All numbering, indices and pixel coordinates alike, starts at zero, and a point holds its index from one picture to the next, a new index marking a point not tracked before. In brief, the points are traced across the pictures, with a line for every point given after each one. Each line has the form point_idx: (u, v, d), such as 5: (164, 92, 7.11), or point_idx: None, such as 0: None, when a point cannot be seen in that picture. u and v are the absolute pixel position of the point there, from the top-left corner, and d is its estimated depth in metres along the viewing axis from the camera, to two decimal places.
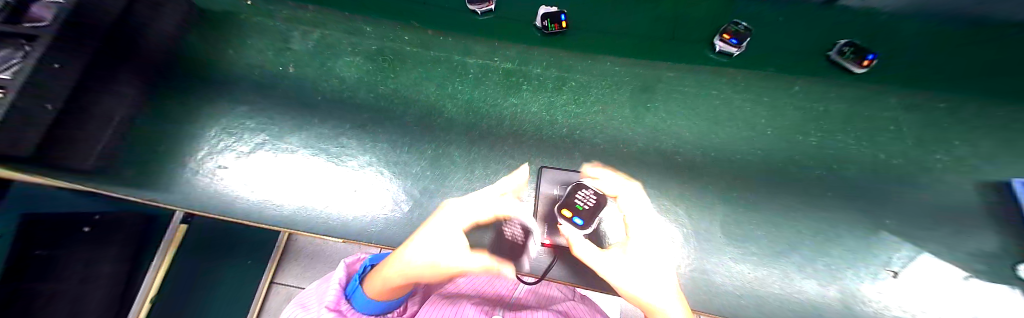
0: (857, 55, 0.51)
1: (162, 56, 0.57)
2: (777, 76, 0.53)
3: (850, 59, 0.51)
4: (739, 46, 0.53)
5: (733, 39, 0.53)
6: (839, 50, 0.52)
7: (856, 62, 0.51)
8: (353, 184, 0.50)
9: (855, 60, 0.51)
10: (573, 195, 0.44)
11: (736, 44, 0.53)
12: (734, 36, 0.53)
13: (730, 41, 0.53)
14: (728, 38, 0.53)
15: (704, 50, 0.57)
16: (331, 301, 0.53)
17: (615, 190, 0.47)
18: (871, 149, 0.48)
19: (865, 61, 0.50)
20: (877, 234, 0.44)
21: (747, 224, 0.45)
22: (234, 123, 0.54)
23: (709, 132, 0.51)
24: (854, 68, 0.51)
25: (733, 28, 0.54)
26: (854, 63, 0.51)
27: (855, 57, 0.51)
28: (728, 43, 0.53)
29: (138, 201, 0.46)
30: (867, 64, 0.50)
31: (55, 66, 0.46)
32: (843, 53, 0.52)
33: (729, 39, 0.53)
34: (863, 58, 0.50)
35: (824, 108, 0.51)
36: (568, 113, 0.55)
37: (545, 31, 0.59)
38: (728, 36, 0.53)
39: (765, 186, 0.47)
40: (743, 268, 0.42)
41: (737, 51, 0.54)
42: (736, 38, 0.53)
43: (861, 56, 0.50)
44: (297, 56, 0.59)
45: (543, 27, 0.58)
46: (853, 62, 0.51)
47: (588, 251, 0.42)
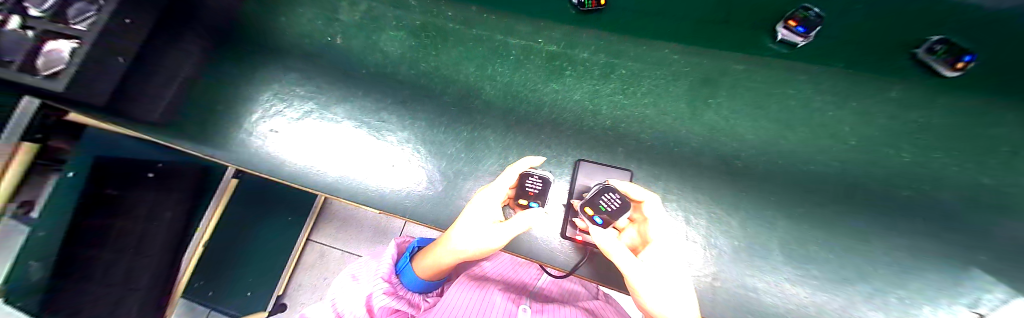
0: (951, 56, 0.41)
1: (218, 15, 0.57)
2: (874, 79, 0.45)
3: (941, 61, 0.41)
4: (806, 36, 0.43)
5: (798, 27, 0.43)
6: (928, 48, 0.42)
7: (948, 65, 0.41)
8: (391, 159, 0.50)
9: (947, 63, 0.41)
10: (597, 196, 0.42)
11: (802, 34, 0.43)
12: (801, 23, 0.43)
13: (794, 29, 0.43)
14: (794, 25, 0.43)
15: (761, 37, 0.48)
16: (386, 273, 0.59)
17: (640, 195, 0.42)
18: (976, 173, 0.41)
19: (961, 64, 0.40)
20: (967, 271, 0.38)
21: (811, 244, 0.41)
22: (285, 89, 0.55)
23: (776, 137, 0.46)
24: (944, 71, 0.42)
25: (801, 13, 0.43)
26: (945, 65, 0.41)
27: (948, 58, 0.41)
28: (793, 32, 0.43)
29: (200, 155, 0.50)
30: (963, 66, 0.40)
31: (127, 21, 0.44)
32: (933, 52, 0.41)
33: (794, 28, 0.43)
34: (959, 60, 0.40)
35: (925, 120, 0.43)
36: (613, 104, 0.52)
37: (579, 8, 0.52)
38: (794, 22, 0.43)
39: (834, 204, 0.43)
40: (799, 291, 0.39)
41: (803, 41, 0.44)
42: (805, 25, 0.43)
43: (956, 58, 0.40)
44: (342, 27, 0.57)
45: (577, 4, 0.52)
46: (945, 64, 0.41)
47: (625, 258, 0.38)
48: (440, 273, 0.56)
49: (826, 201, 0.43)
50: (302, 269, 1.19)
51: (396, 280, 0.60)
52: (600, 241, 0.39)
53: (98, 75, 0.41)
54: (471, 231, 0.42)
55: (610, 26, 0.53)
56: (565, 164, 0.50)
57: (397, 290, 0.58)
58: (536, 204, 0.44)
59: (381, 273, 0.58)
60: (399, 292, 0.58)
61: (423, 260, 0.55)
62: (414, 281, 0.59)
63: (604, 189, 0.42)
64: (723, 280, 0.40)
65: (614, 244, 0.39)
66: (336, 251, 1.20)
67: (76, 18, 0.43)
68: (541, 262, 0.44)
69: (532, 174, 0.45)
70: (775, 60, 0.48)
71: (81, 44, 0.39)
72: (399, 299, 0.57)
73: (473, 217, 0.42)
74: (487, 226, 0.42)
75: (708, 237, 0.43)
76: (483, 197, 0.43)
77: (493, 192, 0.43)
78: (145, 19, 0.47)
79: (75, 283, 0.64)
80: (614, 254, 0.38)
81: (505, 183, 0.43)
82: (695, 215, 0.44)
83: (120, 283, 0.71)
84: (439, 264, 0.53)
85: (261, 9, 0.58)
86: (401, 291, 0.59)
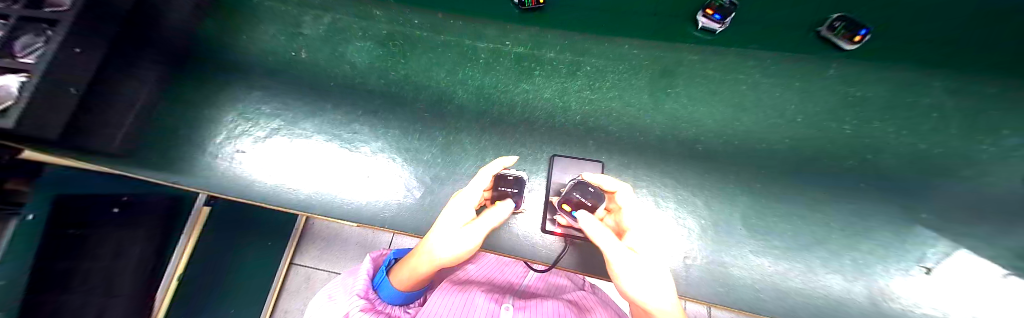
0: (850, 31, 0.45)
1: (181, 40, 0.57)
2: (813, 58, 0.49)
3: (841, 36, 0.46)
4: (723, 22, 0.48)
5: (716, 15, 0.47)
6: (830, 25, 0.47)
7: (847, 40, 0.46)
8: (366, 170, 0.51)
9: (846, 38, 0.46)
10: (573, 191, 0.42)
11: (719, 20, 0.48)
12: (717, 11, 0.47)
13: (713, 17, 0.48)
14: (711, 13, 0.48)
15: (685, 25, 0.53)
16: (361, 289, 0.57)
17: (613, 186, 0.43)
18: (911, 138, 0.45)
19: (858, 37, 0.45)
20: (912, 229, 0.41)
21: (771, 217, 0.43)
22: (250, 108, 0.55)
23: (733, 119, 0.49)
24: (844, 46, 0.47)
25: (718, 2, 0.48)
26: (845, 40, 0.46)
27: (847, 33, 0.46)
28: (710, 19, 0.48)
29: (166, 183, 0.48)
30: (860, 40, 0.45)
31: (77, 51, 0.42)
32: (834, 29, 0.46)
33: (711, 15, 0.48)
34: (856, 34, 0.45)
35: (862, 93, 0.47)
36: (582, 99, 0.53)
37: (522, 7, 0.55)
38: (711, 10, 0.48)
39: (790, 176, 0.45)
40: (764, 262, 0.41)
41: (721, 27, 0.49)
42: (720, 13, 0.47)
43: (853, 33, 0.45)
44: (308, 41, 0.58)
45: (520, 3, 0.55)
46: (844, 39, 0.46)
47: (609, 243, 0.38)
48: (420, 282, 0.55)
49: (782, 175, 0.46)
50: (286, 295, 1.15)
51: (374, 295, 0.58)
52: (587, 227, 0.39)
53: (50, 109, 0.40)
54: (447, 235, 0.42)
55: (570, 25, 0.56)
56: (540, 161, 0.51)
57: (375, 305, 0.57)
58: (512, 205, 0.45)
59: (358, 289, 0.57)
60: (376, 307, 0.57)
61: (400, 271, 0.54)
62: (392, 294, 0.58)
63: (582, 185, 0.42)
64: (693, 258, 0.42)
65: (599, 229, 0.39)
66: (322, 272, 1.16)
67: (22, 53, 0.41)
68: (523, 259, 0.44)
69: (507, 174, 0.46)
70: (726, 47, 0.51)
71: (30, 78, 0.38)
72: (379, 314, 0.55)
73: (449, 222, 0.42)
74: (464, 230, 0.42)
75: (678, 219, 0.44)
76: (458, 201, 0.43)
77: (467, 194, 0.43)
78: (97, 48, 0.45)
79: None
80: (598, 238, 0.38)
81: (478, 186, 0.43)
82: (663, 198, 0.46)
83: None
84: (418, 272, 0.52)
85: (228, 33, 0.58)
86: (379, 306, 0.57)
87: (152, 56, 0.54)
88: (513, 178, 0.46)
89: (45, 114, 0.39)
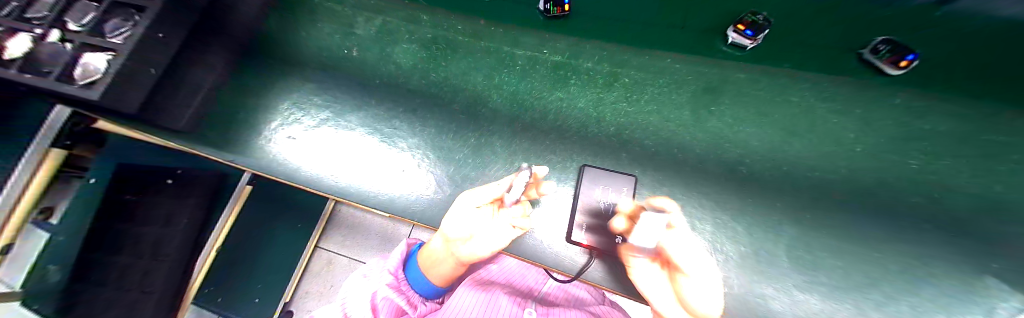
0: (896, 55, 0.43)
1: (245, 31, 0.62)
2: (875, 86, 0.46)
3: (886, 59, 0.44)
4: (754, 38, 0.47)
5: (747, 30, 0.47)
6: (874, 48, 0.45)
7: (892, 64, 0.44)
8: (401, 164, 0.52)
9: (891, 62, 0.44)
10: None
11: (751, 36, 0.47)
12: (749, 27, 0.47)
13: (743, 32, 0.47)
14: (743, 29, 0.47)
15: (714, 39, 0.52)
16: (393, 269, 0.68)
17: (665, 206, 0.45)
18: (985, 180, 0.41)
19: (904, 62, 0.43)
20: (982, 279, 0.37)
21: (819, 251, 0.41)
22: (303, 98, 0.58)
23: (782, 143, 0.47)
24: (889, 70, 0.44)
25: (751, 19, 0.48)
26: (889, 64, 0.44)
27: (893, 56, 0.44)
28: (741, 35, 0.47)
29: (223, 161, 0.52)
30: (906, 65, 0.43)
31: (160, 36, 0.46)
32: (878, 52, 0.44)
33: (743, 31, 0.47)
34: (903, 59, 0.43)
35: (931, 127, 0.44)
36: (618, 111, 0.53)
37: (547, 14, 0.56)
38: (743, 26, 0.47)
39: (841, 208, 0.43)
40: (809, 298, 0.39)
41: (753, 43, 0.48)
42: (752, 29, 0.47)
43: (900, 57, 0.43)
44: (359, 40, 0.61)
45: (544, 10, 0.55)
46: (890, 63, 0.44)
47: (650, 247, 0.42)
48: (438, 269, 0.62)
49: (831, 207, 0.43)
50: (308, 277, 1.13)
51: (401, 276, 0.68)
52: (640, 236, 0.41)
53: (133, 87, 0.44)
54: (462, 221, 0.51)
55: (610, 36, 0.56)
56: (570, 170, 0.50)
57: (401, 285, 0.66)
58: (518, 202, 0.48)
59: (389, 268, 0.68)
60: (401, 287, 0.66)
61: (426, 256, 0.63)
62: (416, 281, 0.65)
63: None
64: (730, 286, 0.40)
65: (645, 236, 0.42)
66: (343, 259, 1.16)
67: (113, 32, 0.45)
68: (545, 266, 0.44)
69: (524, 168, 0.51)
70: (777, 69, 0.49)
71: (117, 56, 0.42)
72: (401, 295, 0.64)
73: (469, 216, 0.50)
74: (479, 213, 0.49)
75: (715, 243, 0.43)
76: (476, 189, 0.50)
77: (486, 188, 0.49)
78: (177, 36, 0.49)
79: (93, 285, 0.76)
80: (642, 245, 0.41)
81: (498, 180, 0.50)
82: (700, 221, 0.44)
83: (135, 287, 0.76)
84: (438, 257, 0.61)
85: (287, 28, 0.62)
86: (404, 288, 0.65)
87: (221, 44, 0.59)
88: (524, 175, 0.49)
89: (123, 90, 0.42)
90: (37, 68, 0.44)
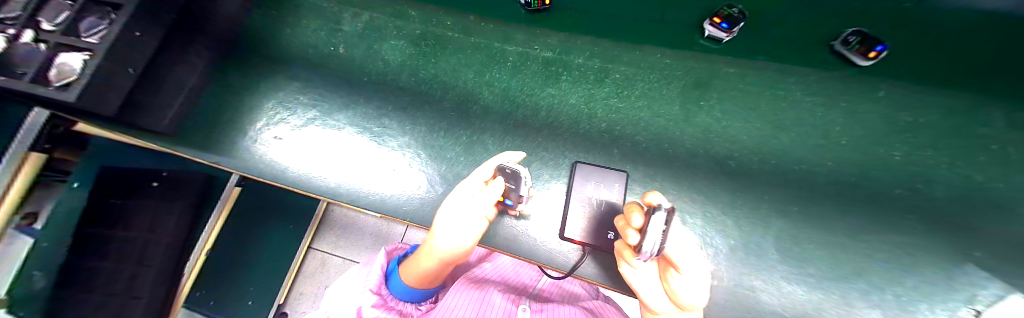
0: (865, 47, 0.45)
1: (229, 30, 0.60)
2: (860, 79, 0.47)
3: (855, 51, 0.45)
4: (729, 32, 0.47)
5: (722, 23, 0.47)
6: (844, 39, 0.46)
7: (862, 55, 0.45)
8: (391, 163, 0.52)
9: (861, 53, 0.45)
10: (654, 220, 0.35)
11: (726, 29, 0.47)
12: (724, 20, 0.47)
13: (719, 25, 0.47)
14: (719, 21, 0.47)
15: (692, 33, 0.52)
16: (374, 285, 0.59)
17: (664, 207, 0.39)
18: (966, 170, 0.42)
19: (872, 53, 0.44)
20: (962, 267, 0.38)
21: (806, 242, 0.42)
22: (289, 97, 0.57)
23: (771, 137, 0.47)
24: (860, 62, 0.46)
25: (727, 12, 0.48)
26: (859, 55, 0.45)
27: (862, 48, 0.45)
28: (717, 28, 0.47)
29: (209, 163, 0.51)
30: (874, 56, 0.45)
31: (136, 34, 0.45)
32: (849, 43, 0.45)
33: (718, 24, 0.47)
34: (871, 50, 0.44)
35: (914, 119, 0.44)
36: (608, 107, 0.53)
37: (529, 8, 0.56)
38: (719, 19, 0.47)
39: (829, 200, 0.44)
40: (796, 289, 0.39)
41: (728, 36, 0.48)
42: (727, 22, 0.47)
43: (869, 48, 0.44)
44: (346, 37, 0.59)
45: (526, 4, 0.55)
46: (859, 54, 0.45)
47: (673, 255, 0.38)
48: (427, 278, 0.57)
49: (818, 199, 0.44)
50: (302, 278, 1.16)
51: (385, 292, 0.60)
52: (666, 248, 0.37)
53: (110, 87, 0.42)
54: (452, 227, 0.45)
55: (600, 32, 0.56)
56: (562, 167, 0.50)
57: (387, 301, 0.58)
58: (508, 201, 0.45)
59: (369, 285, 0.58)
60: (388, 303, 0.58)
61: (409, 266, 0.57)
62: (403, 290, 0.59)
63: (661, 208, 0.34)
64: (719, 279, 0.41)
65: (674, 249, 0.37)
66: (336, 258, 1.18)
67: (87, 32, 0.44)
68: (538, 263, 0.44)
69: (507, 167, 0.44)
70: (765, 63, 0.50)
71: (93, 56, 0.40)
72: (391, 310, 0.57)
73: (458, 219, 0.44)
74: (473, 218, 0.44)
75: (705, 236, 0.43)
76: (459, 190, 0.45)
77: (467, 187, 0.44)
78: (155, 36, 0.48)
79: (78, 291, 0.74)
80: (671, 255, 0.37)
81: (480, 177, 0.45)
82: (690, 215, 0.45)
83: (123, 291, 0.74)
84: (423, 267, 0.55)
85: (271, 24, 0.60)
86: (390, 302, 0.59)
87: (203, 43, 0.58)
88: (511, 172, 0.43)
89: (102, 91, 0.41)
90: (11, 70, 0.43)
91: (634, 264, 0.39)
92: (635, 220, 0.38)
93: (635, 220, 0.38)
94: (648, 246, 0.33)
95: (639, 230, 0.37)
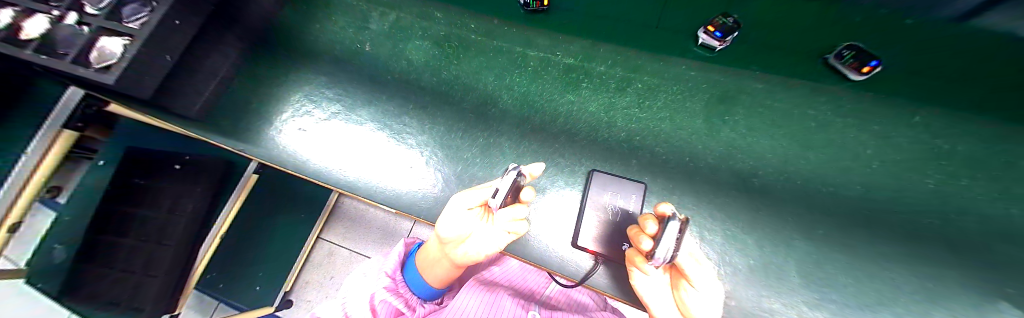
0: (858, 61, 0.44)
1: (261, 22, 0.62)
2: (894, 103, 0.45)
3: (848, 65, 0.44)
4: (723, 40, 0.47)
5: (716, 32, 0.46)
6: (837, 53, 0.45)
7: (854, 70, 0.44)
8: (409, 161, 0.52)
9: (854, 68, 0.44)
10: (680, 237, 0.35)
11: (720, 38, 0.46)
12: (718, 29, 0.46)
13: (713, 34, 0.47)
14: (713, 30, 0.47)
15: (685, 40, 0.52)
16: (391, 269, 0.62)
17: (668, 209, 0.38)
18: (1004, 203, 0.40)
19: (867, 68, 0.43)
20: (994, 304, 0.37)
21: (828, 266, 0.41)
22: (315, 91, 0.58)
23: (797, 157, 0.46)
24: (852, 76, 0.45)
25: (721, 20, 0.47)
26: (852, 70, 0.44)
27: (855, 63, 0.44)
28: (710, 37, 0.47)
29: (234, 151, 0.53)
30: (868, 71, 0.43)
31: (177, 22, 0.46)
32: (842, 57, 0.44)
33: (712, 32, 0.47)
34: (864, 65, 0.43)
35: (951, 146, 0.43)
36: (627, 117, 0.52)
37: (527, 8, 0.55)
38: (713, 27, 0.47)
39: (854, 224, 0.43)
40: (816, 315, 0.38)
41: (721, 45, 0.47)
42: (720, 31, 0.46)
43: (862, 63, 0.43)
44: (372, 35, 0.60)
45: (523, 4, 0.54)
46: (852, 69, 0.44)
47: (691, 271, 0.37)
48: (439, 271, 0.58)
49: (844, 223, 0.43)
50: (309, 267, 1.21)
51: (399, 277, 0.62)
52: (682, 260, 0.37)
53: (148, 73, 0.44)
54: (455, 224, 0.44)
55: (621, 39, 0.55)
56: (579, 174, 0.50)
57: (398, 287, 0.60)
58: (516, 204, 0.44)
59: (386, 269, 0.62)
60: (399, 289, 0.60)
61: (423, 255, 0.59)
62: (416, 278, 0.61)
63: (674, 219, 0.34)
64: (737, 300, 0.40)
65: (690, 262, 0.37)
66: (344, 250, 1.22)
67: (130, 18, 0.45)
68: (549, 270, 0.43)
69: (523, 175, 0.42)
70: (797, 81, 0.48)
71: (133, 42, 0.42)
72: (399, 297, 0.58)
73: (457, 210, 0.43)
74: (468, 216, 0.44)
75: (723, 254, 0.43)
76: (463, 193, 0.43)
77: (481, 190, 0.43)
78: (192, 24, 0.49)
79: (99, 267, 0.76)
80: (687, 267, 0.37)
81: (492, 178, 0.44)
82: (709, 232, 0.44)
83: (140, 270, 0.76)
84: (437, 257, 0.56)
85: (300, 19, 0.61)
86: (401, 290, 0.60)
87: (237, 35, 0.60)
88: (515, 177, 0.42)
89: (138, 76, 0.43)
90: (54, 49, 0.45)
91: (646, 271, 0.38)
92: (649, 228, 0.37)
93: (648, 227, 0.37)
94: (659, 253, 0.33)
95: (653, 238, 0.37)
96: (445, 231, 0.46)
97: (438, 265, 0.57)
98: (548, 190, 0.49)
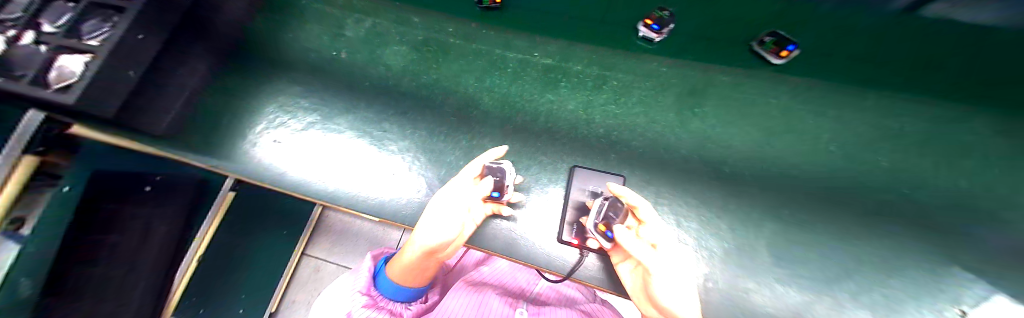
0: (778, 46, 0.49)
1: (233, 32, 0.61)
2: (844, 90, 0.49)
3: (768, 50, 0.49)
4: (659, 32, 0.51)
5: (653, 25, 0.51)
6: (760, 39, 0.50)
7: (773, 54, 0.49)
8: (391, 168, 0.52)
9: (772, 52, 0.49)
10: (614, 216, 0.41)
11: (657, 30, 0.51)
12: (655, 22, 0.51)
13: (651, 26, 0.52)
14: (650, 23, 0.52)
15: (630, 34, 0.56)
16: (364, 287, 0.59)
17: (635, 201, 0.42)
18: (949, 176, 0.44)
19: (785, 52, 0.48)
20: (947, 269, 0.40)
21: (796, 244, 0.43)
22: (290, 101, 0.57)
23: (763, 143, 0.49)
24: (772, 59, 0.50)
25: (658, 14, 0.51)
26: (772, 54, 0.49)
27: (775, 47, 0.49)
28: (648, 29, 0.52)
29: (205, 167, 0.51)
30: (787, 55, 0.48)
31: (140, 37, 0.45)
32: (764, 43, 0.50)
33: (649, 25, 0.52)
34: (783, 49, 0.48)
35: (899, 127, 0.47)
36: (606, 113, 0.54)
37: (480, 5, 0.58)
38: (650, 21, 0.52)
39: (821, 204, 0.45)
40: (788, 291, 0.40)
41: (658, 37, 0.52)
42: (657, 23, 0.51)
43: (781, 47, 0.48)
44: (349, 43, 0.60)
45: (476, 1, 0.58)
46: (771, 53, 0.49)
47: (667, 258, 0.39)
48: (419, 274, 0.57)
49: (812, 203, 0.45)
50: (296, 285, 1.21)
51: (375, 293, 0.60)
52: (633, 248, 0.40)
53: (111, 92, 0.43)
54: (435, 225, 0.46)
55: (591, 37, 0.57)
56: (560, 171, 0.51)
57: (377, 301, 0.58)
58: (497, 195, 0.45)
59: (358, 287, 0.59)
60: (379, 303, 0.58)
61: (395, 263, 0.56)
62: (391, 287, 0.59)
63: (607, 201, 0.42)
64: (714, 281, 0.41)
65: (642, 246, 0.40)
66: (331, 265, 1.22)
67: (89, 34, 0.44)
68: (537, 267, 0.44)
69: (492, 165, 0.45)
70: (759, 72, 0.51)
71: (94, 59, 0.41)
72: (381, 310, 0.56)
73: (437, 212, 0.46)
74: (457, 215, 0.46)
75: (699, 240, 0.44)
76: (445, 193, 0.46)
77: (457, 185, 0.46)
78: (160, 39, 0.48)
79: None
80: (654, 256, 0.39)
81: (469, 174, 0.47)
82: (686, 219, 0.46)
83: None
84: (417, 263, 0.54)
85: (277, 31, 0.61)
86: (381, 302, 0.58)
87: (205, 48, 0.59)
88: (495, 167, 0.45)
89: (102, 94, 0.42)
90: None
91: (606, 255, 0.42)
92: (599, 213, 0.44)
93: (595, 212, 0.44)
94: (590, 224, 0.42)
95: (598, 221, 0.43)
96: (428, 233, 0.47)
97: (426, 269, 0.57)
98: (532, 190, 0.50)
